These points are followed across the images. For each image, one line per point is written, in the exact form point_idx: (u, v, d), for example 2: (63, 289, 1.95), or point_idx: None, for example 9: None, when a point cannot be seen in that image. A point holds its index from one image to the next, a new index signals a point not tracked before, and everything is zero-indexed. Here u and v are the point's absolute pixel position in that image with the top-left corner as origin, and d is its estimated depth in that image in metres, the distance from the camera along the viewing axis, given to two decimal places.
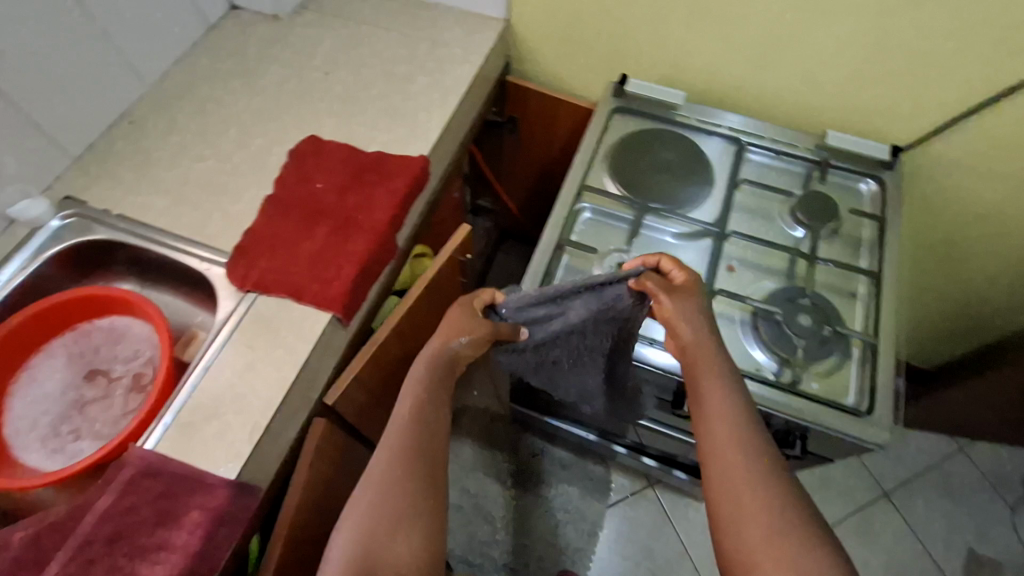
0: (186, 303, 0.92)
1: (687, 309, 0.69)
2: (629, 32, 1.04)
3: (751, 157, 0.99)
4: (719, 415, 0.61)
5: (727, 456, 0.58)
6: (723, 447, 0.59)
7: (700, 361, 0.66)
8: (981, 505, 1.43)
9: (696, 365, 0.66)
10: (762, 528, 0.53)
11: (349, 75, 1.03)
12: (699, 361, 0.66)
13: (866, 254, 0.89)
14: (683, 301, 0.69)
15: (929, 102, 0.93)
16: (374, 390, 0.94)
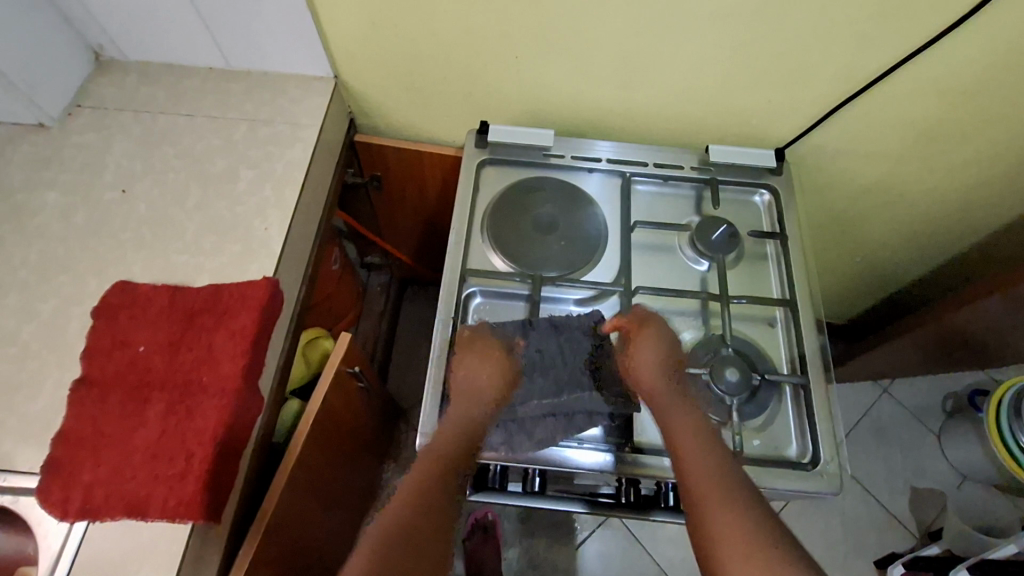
0: (9, 536, 0.72)
1: (656, 352, 0.69)
2: (478, 71, 0.92)
3: (640, 189, 0.92)
4: (688, 435, 0.62)
5: (697, 476, 0.57)
6: (692, 463, 0.59)
7: (671, 392, 0.66)
8: (910, 440, 1.54)
9: (665, 397, 0.65)
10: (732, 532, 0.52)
11: (154, 188, 0.83)
12: (670, 392, 0.66)
13: (776, 277, 0.86)
14: (655, 342, 0.70)
15: (800, 98, 0.88)
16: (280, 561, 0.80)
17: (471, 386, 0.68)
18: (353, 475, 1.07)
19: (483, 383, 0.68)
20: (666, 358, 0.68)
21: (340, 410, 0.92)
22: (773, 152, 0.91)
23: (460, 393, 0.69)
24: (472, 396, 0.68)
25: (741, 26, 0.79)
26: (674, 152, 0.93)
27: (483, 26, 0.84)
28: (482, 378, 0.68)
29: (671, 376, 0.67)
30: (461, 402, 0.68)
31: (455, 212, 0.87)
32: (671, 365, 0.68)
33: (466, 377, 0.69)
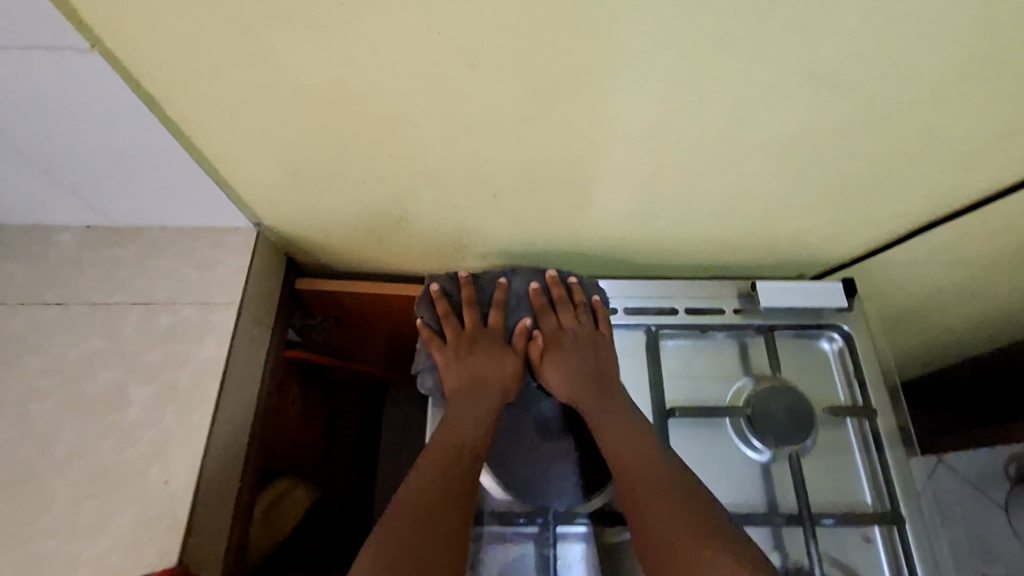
0: None
1: (579, 337, 0.67)
2: (447, 207, 0.69)
3: (669, 344, 0.71)
4: (616, 433, 0.60)
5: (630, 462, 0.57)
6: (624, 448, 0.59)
7: (595, 387, 0.64)
8: (976, 516, 1.36)
9: (589, 397, 0.63)
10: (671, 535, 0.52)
11: (11, 430, 0.60)
12: (593, 389, 0.64)
13: (858, 459, 0.64)
14: (576, 323, 0.67)
15: (873, 213, 0.67)
16: None
17: (479, 363, 0.64)
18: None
19: (495, 364, 0.65)
20: (588, 344, 0.66)
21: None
22: (841, 283, 0.69)
23: (466, 365, 0.64)
24: (478, 373, 0.64)
25: (810, 145, 0.58)
26: (710, 289, 0.71)
27: (451, 161, 0.61)
28: (495, 355, 0.65)
29: (591, 371, 0.65)
30: (467, 376, 0.64)
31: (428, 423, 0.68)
32: (595, 354, 0.66)
33: (478, 351, 0.65)
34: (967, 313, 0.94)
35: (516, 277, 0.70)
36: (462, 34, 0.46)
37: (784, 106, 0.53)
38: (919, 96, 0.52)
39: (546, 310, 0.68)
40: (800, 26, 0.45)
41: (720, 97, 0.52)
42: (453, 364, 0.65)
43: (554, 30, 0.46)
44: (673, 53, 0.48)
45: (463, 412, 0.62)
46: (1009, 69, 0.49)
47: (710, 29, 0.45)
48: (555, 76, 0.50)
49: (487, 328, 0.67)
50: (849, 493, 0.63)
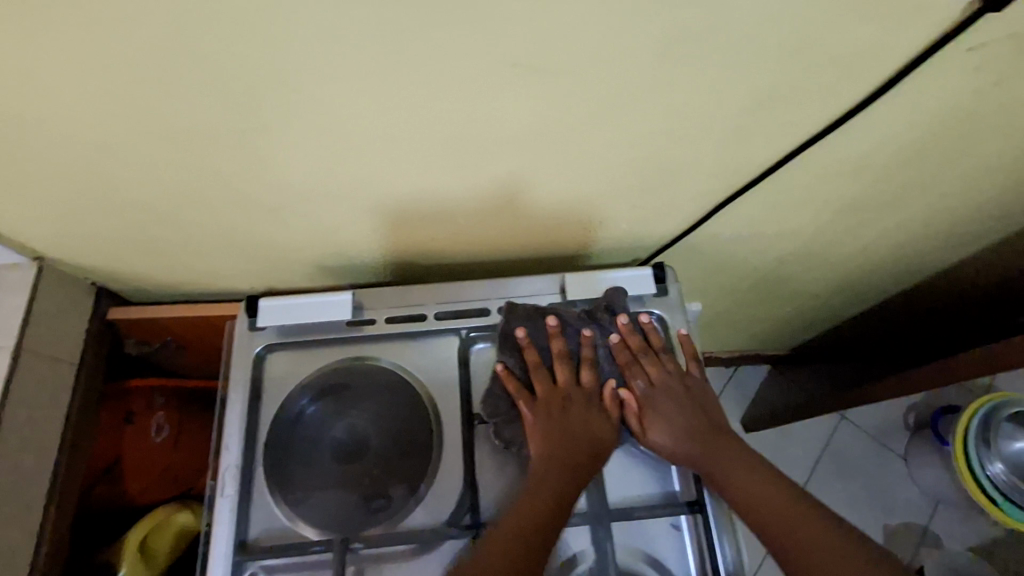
0: None
1: (675, 389, 0.63)
2: (239, 225, 0.66)
3: (483, 346, 0.68)
4: (745, 481, 0.57)
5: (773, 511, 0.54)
6: (762, 499, 0.55)
7: (705, 440, 0.60)
8: (876, 469, 1.39)
9: (702, 450, 0.60)
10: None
11: None
12: (704, 445, 0.60)
13: (650, 452, 0.65)
14: (665, 375, 0.64)
15: (674, 197, 0.65)
16: None
17: (571, 421, 0.60)
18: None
19: (590, 420, 0.61)
20: (685, 394, 0.63)
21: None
22: (651, 269, 0.69)
23: (559, 422, 0.60)
24: (566, 431, 0.59)
25: (566, 143, 0.55)
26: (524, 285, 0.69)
27: (204, 182, 0.58)
28: (590, 412, 0.62)
29: (695, 426, 0.61)
30: (554, 437, 0.59)
31: (228, 432, 0.61)
32: (693, 408, 0.62)
33: (569, 408, 0.61)
34: (821, 279, 0.95)
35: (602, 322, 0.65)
36: (117, 59, 0.42)
37: (511, 108, 0.50)
38: (647, 90, 0.49)
39: (636, 356, 0.65)
40: (478, 26, 0.41)
41: (436, 103, 0.49)
42: (540, 417, 0.60)
43: (212, 51, 0.42)
44: (357, 64, 0.44)
45: (562, 462, 0.58)
46: (742, 62, 0.46)
47: (379, 39, 0.42)
48: (251, 96, 0.46)
49: (576, 383, 0.63)
50: (643, 488, 0.63)
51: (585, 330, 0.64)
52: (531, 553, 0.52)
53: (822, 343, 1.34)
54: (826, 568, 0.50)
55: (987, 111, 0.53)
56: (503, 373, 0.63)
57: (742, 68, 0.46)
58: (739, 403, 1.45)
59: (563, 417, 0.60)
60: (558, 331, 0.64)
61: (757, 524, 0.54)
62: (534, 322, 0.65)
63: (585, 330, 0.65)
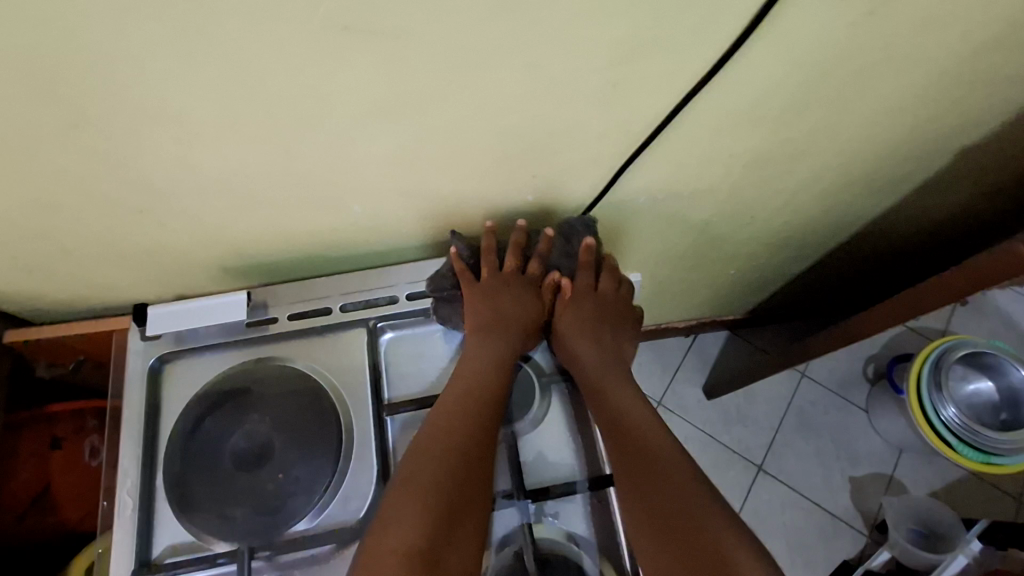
0: None
1: (606, 302, 0.70)
2: (117, 231, 0.62)
3: (393, 335, 0.66)
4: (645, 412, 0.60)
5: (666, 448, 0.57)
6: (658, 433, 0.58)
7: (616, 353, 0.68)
8: (840, 422, 1.39)
9: (606, 355, 0.66)
10: (680, 512, 0.52)
11: None
12: (609, 349, 0.67)
13: (570, 432, 0.64)
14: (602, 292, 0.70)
15: (572, 161, 0.63)
16: None
17: (503, 303, 0.65)
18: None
19: (522, 306, 0.66)
20: (613, 312, 0.70)
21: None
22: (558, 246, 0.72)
23: (492, 301, 0.65)
24: (496, 314, 0.64)
25: (439, 116, 0.53)
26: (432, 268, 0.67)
27: (61, 186, 0.54)
28: (524, 297, 0.67)
29: (609, 334, 0.68)
30: (485, 316, 0.64)
31: (122, 452, 0.58)
32: (614, 321, 0.69)
33: (507, 292, 0.66)
34: (754, 236, 0.93)
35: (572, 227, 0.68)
36: None
37: (366, 82, 0.47)
38: (505, 52, 0.46)
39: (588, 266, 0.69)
40: None
41: (281, 80, 0.46)
42: (476, 296, 0.65)
43: (13, 36, 0.39)
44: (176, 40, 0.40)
45: (494, 341, 0.63)
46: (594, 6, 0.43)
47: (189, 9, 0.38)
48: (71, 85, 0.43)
49: (522, 272, 0.67)
50: (566, 468, 0.62)
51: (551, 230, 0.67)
52: (438, 447, 0.55)
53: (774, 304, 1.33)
54: (687, 488, 0.54)
55: (867, 42, 0.51)
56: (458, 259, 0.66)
57: (596, 18, 0.44)
58: (700, 370, 1.43)
59: (504, 302, 0.65)
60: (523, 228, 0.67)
61: (637, 446, 0.57)
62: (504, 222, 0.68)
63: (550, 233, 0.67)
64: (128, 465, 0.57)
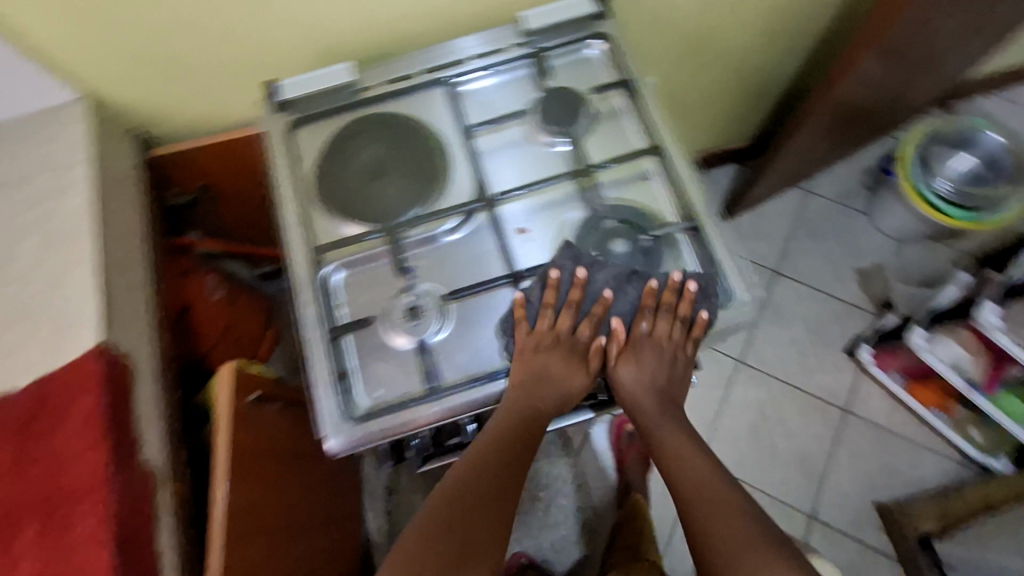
0: None
1: (664, 348, 0.69)
2: (241, 27, 0.77)
3: (468, 90, 0.82)
4: (688, 484, 0.66)
5: (716, 520, 0.63)
6: (699, 510, 0.64)
7: (664, 407, 0.70)
8: (843, 226, 1.55)
9: (653, 407, 0.69)
10: (716, 541, 0.62)
11: None
12: (661, 402, 0.70)
13: (622, 129, 0.79)
14: (667, 339, 0.69)
15: None
16: None
17: (554, 366, 0.67)
18: (337, 476, 1.10)
19: (568, 369, 0.68)
20: (670, 358, 0.69)
21: (273, 420, 0.86)
22: None
23: (552, 362, 0.67)
24: (545, 381, 0.66)
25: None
26: (491, 34, 0.82)
27: None
28: (578, 360, 0.68)
29: (662, 383, 0.69)
30: (537, 375, 0.66)
31: (278, 184, 0.76)
32: (669, 371, 0.70)
33: (555, 353, 0.67)
34: (750, 24, 1.07)
35: (633, 276, 0.67)
36: None
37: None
38: None
39: (648, 312, 0.68)
40: None
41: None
42: (528, 364, 0.66)
43: None
44: None
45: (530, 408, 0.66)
46: None
47: None
48: None
49: (574, 334, 0.68)
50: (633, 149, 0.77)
51: (608, 291, 0.67)
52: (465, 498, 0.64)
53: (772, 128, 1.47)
54: (735, 548, 0.61)
55: None
56: (522, 305, 0.68)
57: None
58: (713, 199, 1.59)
59: (551, 371, 0.67)
60: (584, 282, 0.66)
61: (686, 509, 0.65)
62: (572, 265, 0.67)
63: (609, 291, 0.67)
64: (286, 191, 0.76)
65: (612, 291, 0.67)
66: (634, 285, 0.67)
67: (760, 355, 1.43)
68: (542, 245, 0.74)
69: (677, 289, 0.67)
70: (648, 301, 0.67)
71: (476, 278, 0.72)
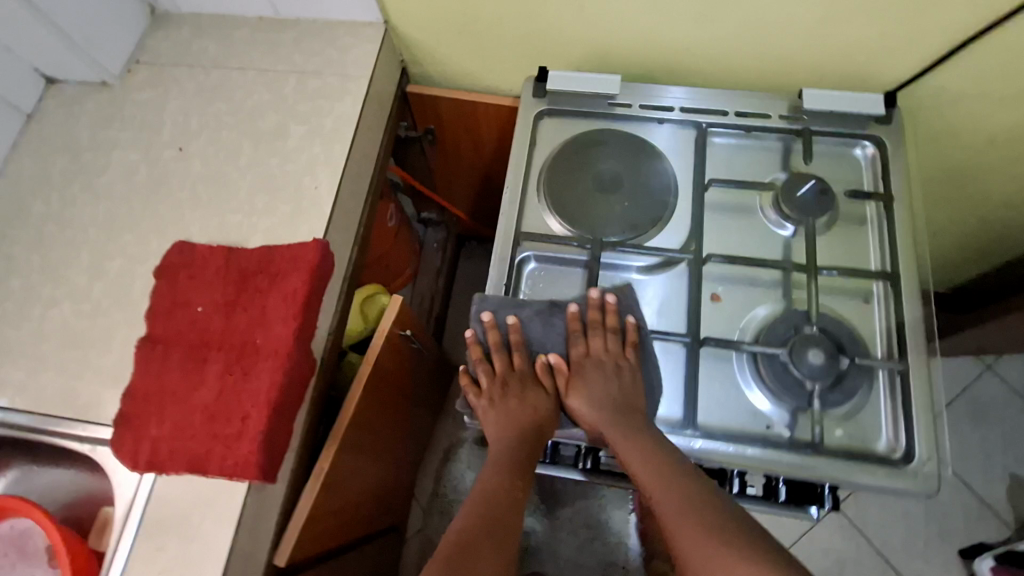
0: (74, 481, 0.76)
1: (605, 368, 0.68)
2: (540, 11, 0.82)
3: (716, 141, 0.81)
4: (670, 502, 0.58)
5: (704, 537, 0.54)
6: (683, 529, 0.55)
7: (626, 416, 0.64)
8: (1017, 422, 1.36)
9: (613, 428, 0.64)
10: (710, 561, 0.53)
11: (209, 146, 0.83)
12: (619, 416, 0.64)
13: (860, 241, 0.74)
14: (604, 350, 0.68)
15: (923, 29, 0.74)
16: (337, 501, 0.82)
17: (511, 409, 0.67)
18: (420, 424, 1.16)
19: (521, 405, 0.67)
20: (617, 370, 0.67)
21: (403, 355, 0.93)
22: (885, 96, 0.77)
23: (501, 408, 0.67)
24: (511, 419, 0.66)
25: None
26: (762, 98, 0.81)
27: None
28: (528, 399, 0.67)
29: (615, 398, 0.66)
30: (500, 421, 0.67)
31: (512, 160, 0.80)
32: (621, 384, 0.67)
33: (501, 398, 0.67)
34: None
35: (554, 310, 0.70)
36: None
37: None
38: None
39: (577, 334, 0.69)
40: None
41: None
42: (493, 419, 0.67)
43: None
44: None
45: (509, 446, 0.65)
46: None
47: None
48: None
49: (512, 370, 0.68)
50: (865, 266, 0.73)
51: (512, 318, 0.68)
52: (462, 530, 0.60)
53: (972, 293, 1.30)
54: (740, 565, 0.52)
55: None
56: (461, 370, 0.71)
57: None
58: None
59: (513, 409, 0.67)
60: (492, 323, 0.68)
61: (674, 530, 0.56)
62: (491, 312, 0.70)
63: (513, 317, 0.68)
64: (517, 168, 0.79)
65: (529, 322, 0.69)
66: (558, 315, 0.70)
67: (860, 509, 1.31)
68: (735, 318, 0.71)
69: (594, 303, 0.69)
70: (570, 318, 0.69)
71: (654, 323, 0.72)
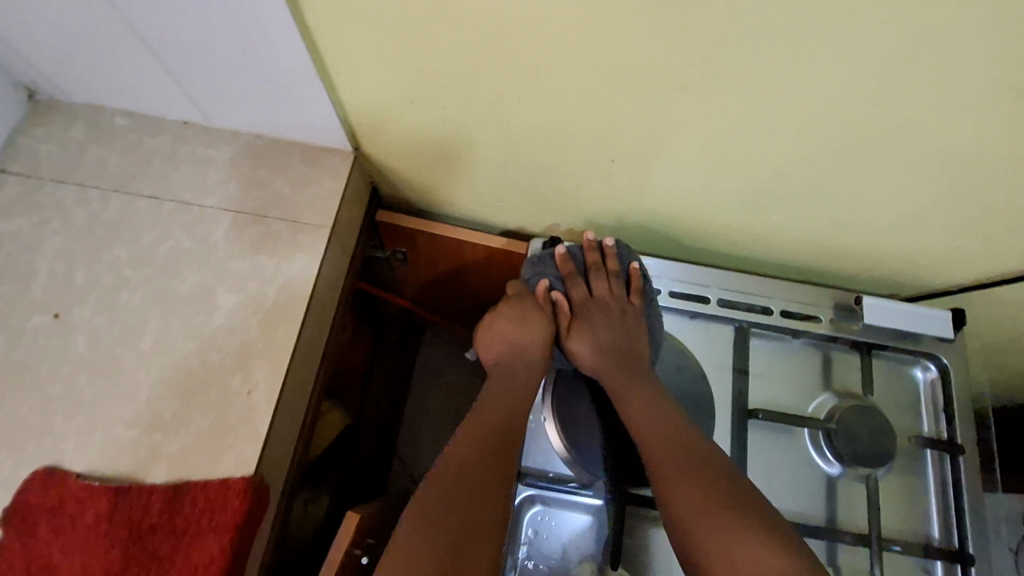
0: None
1: (609, 311, 0.65)
2: (556, 169, 0.65)
3: (757, 343, 0.69)
4: (655, 439, 0.56)
5: (692, 482, 0.53)
6: (673, 473, 0.54)
7: (621, 362, 0.63)
8: None
9: (614, 372, 0.62)
10: (699, 504, 0.51)
11: (99, 314, 0.60)
12: (620, 362, 0.63)
13: (920, 495, 0.64)
14: (608, 292, 0.66)
15: (1007, 254, 0.63)
16: None
17: (510, 334, 0.64)
18: None
19: (523, 331, 0.63)
20: (620, 316, 0.65)
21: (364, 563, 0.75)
22: (951, 312, 0.67)
23: (497, 336, 0.64)
24: (510, 349, 0.64)
25: (985, 170, 0.53)
26: (810, 295, 0.69)
27: (572, 123, 0.57)
28: (525, 320, 0.64)
29: (615, 343, 0.63)
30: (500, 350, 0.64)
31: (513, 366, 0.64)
32: (624, 329, 0.64)
33: (500, 324, 0.64)
34: None
35: (546, 254, 0.69)
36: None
37: (980, 123, 0.48)
38: None
39: (577, 278, 0.67)
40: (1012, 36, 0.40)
41: (921, 103, 0.47)
42: (494, 346, 0.65)
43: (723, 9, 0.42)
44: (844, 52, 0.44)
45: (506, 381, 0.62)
46: None
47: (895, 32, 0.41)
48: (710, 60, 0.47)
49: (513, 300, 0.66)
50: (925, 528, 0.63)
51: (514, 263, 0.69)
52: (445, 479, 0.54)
53: None
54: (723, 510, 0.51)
55: None
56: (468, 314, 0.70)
57: None
58: None
59: (513, 343, 0.64)
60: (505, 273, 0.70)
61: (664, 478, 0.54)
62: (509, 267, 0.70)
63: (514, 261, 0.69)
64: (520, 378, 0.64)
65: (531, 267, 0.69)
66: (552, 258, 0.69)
67: None
68: None
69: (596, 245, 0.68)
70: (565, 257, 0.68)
71: None
